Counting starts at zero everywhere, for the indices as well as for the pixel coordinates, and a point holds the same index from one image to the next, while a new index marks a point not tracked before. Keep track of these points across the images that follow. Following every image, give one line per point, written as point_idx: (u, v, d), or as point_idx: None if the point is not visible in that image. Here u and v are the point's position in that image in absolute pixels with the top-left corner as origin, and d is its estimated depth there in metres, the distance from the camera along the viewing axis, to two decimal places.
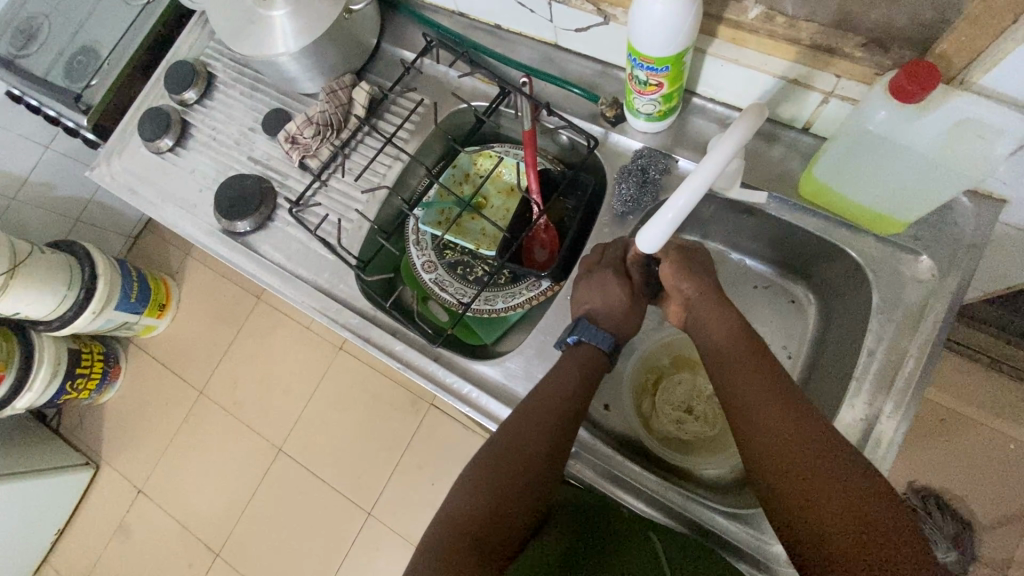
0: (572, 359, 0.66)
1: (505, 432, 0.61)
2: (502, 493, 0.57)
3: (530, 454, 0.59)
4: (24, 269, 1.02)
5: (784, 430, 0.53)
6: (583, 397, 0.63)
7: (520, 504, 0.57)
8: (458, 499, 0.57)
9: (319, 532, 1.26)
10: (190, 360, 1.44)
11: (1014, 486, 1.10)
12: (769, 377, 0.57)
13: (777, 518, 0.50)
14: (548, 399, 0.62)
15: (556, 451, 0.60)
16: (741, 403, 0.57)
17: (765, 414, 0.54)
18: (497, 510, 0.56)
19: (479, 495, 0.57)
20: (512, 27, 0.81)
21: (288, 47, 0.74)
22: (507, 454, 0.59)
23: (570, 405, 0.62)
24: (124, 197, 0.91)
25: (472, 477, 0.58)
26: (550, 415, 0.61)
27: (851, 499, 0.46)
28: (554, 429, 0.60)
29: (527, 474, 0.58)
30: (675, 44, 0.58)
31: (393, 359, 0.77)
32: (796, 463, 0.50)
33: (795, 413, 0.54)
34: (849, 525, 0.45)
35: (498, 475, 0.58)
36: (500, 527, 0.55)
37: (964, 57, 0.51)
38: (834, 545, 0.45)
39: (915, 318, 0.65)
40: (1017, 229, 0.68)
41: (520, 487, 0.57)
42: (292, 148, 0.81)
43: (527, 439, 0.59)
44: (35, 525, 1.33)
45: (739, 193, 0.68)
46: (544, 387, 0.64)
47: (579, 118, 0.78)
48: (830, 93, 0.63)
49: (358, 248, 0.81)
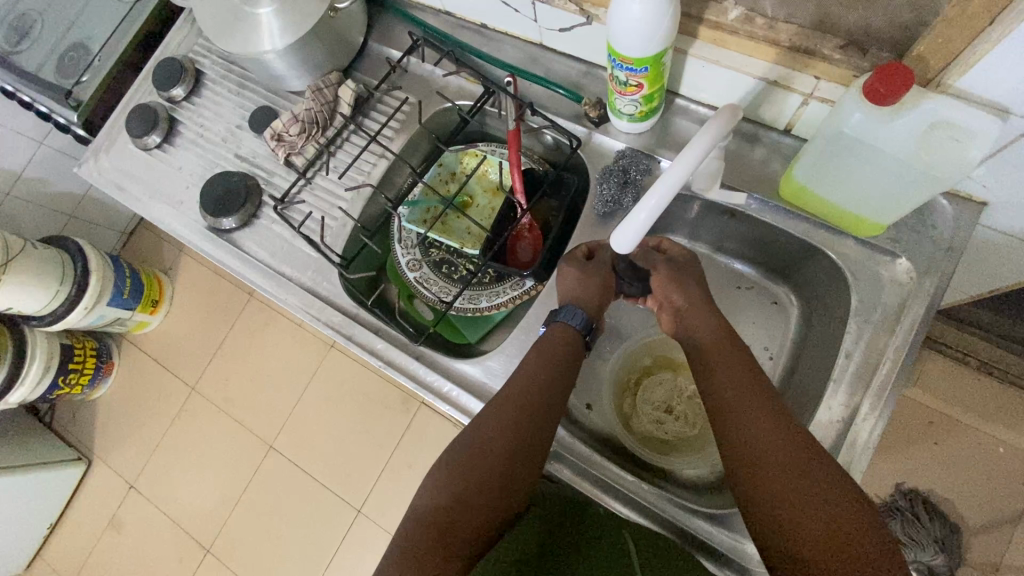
0: (542, 351, 0.65)
1: (474, 425, 0.61)
2: (467, 489, 0.56)
3: (496, 450, 0.58)
4: (18, 263, 1.02)
5: (763, 430, 0.53)
6: (549, 383, 0.62)
7: (486, 500, 0.56)
8: (428, 497, 0.57)
9: (308, 529, 1.27)
10: (183, 357, 1.44)
11: (1001, 489, 1.10)
12: (748, 378, 0.58)
13: (750, 517, 0.50)
14: (514, 389, 0.62)
15: (524, 448, 0.58)
16: (718, 403, 0.58)
17: (745, 414, 0.55)
18: (462, 504, 0.55)
19: (443, 493, 0.56)
20: (498, 26, 0.81)
21: (274, 45, 0.74)
22: (474, 450, 0.58)
23: (540, 398, 0.61)
24: (111, 193, 0.92)
25: (439, 475, 0.58)
26: (519, 410, 0.60)
27: (822, 500, 0.47)
28: (523, 424, 0.59)
29: (493, 470, 0.57)
30: (653, 45, 0.58)
31: (375, 357, 0.77)
32: (769, 463, 0.51)
33: (772, 414, 0.54)
34: (819, 525, 0.46)
35: (464, 472, 0.57)
36: (463, 524, 0.54)
37: (940, 60, 0.51)
38: (807, 544, 0.46)
39: (893, 320, 0.65)
40: (996, 232, 0.68)
41: (486, 483, 0.56)
42: (278, 146, 0.82)
43: (494, 435, 0.59)
44: (28, 519, 1.33)
45: (719, 195, 0.70)
46: (514, 381, 0.63)
47: (563, 118, 0.78)
48: (809, 95, 0.63)
49: (342, 246, 0.81)
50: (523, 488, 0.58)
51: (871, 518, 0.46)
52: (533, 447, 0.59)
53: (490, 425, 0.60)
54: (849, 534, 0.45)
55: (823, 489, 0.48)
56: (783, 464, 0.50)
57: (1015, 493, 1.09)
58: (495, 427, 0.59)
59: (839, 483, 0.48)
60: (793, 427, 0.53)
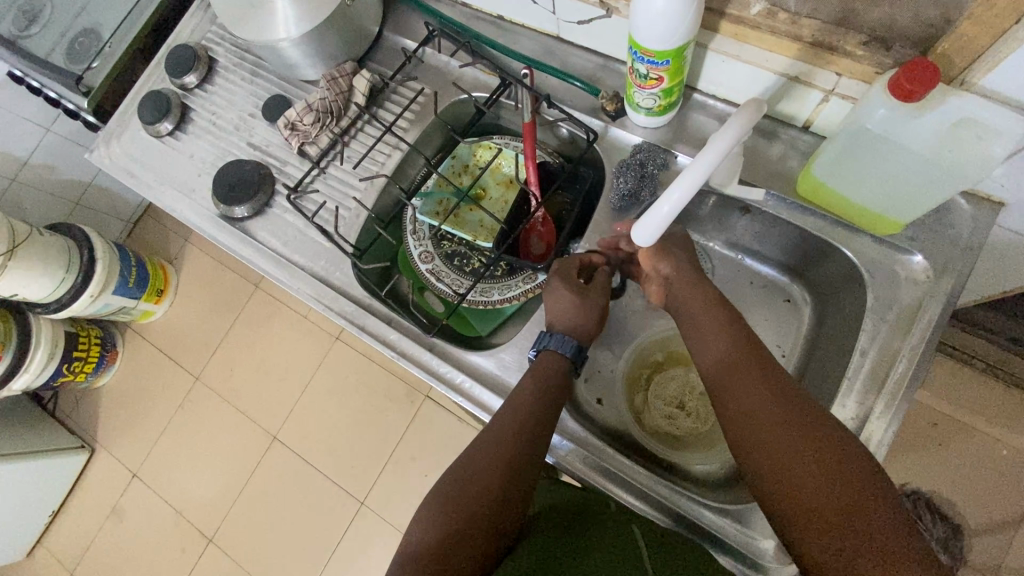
0: (538, 376, 0.65)
1: (470, 453, 0.60)
2: (462, 517, 0.55)
3: (492, 476, 0.57)
4: (25, 249, 1.01)
5: (769, 409, 0.52)
6: (541, 413, 0.62)
7: (478, 534, 0.55)
8: (420, 527, 0.56)
9: (310, 520, 1.27)
10: (188, 346, 1.44)
11: (1005, 491, 1.10)
12: (750, 355, 0.56)
13: (779, 525, 0.49)
14: (508, 417, 0.61)
15: (518, 479, 0.58)
16: (723, 382, 0.56)
17: (750, 390, 0.54)
18: (454, 533, 0.54)
19: (438, 521, 0.55)
20: (515, 18, 0.81)
21: (290, 33, 0.74)
22: (469, 476, 0.58)
23: (535, 427, 0.61)
24: (122, 180, 0.91)
25: (435, 503, 0.57)
26: (514, 437, 0.60)
27: (841, 482, 0.47)
28: (517, 456, 0.59)
29: (488, 498, 0.56)
30: (675, 38, 0.58)
31: (387, 348, 0.77)
32: (780, 445, 0.50)
33: (780, 395, 0.53)
34: (840, 508, 0.46)
35: (459, 499, 0.56)
36: (454, 557, 0.53)
37: (964, 58, 0.51)
38: (828, 525, 0.46)
39: (908, 321, 0.65)
40: (1012, 232, 0.68)
41: (481, 511, 0.56)
42: (291, 135, 0.81)
43: (492, 459, 0.58)
44: (30, 506, 1.33)
45: (738, 190, 0.68)
46: (510, 405, 0.63)
47: (579, 112, 0.78)
48: (830, 92, 0.63)
49: (355, 236, 0.81)
50: (514, 516, 0.58)
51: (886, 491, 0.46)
52: (528, 470, 0.59)
53: (487, 449, 0.59)
54: (872, 519, 0.45)
55: (843, 477, 0.47)
56: (794, 453, 0.49)
57: (1019, 496, 1.09)
58: (487, 454, 0.59)
59: (860, 472, 0.47)
60: (800, 413, 0.51)
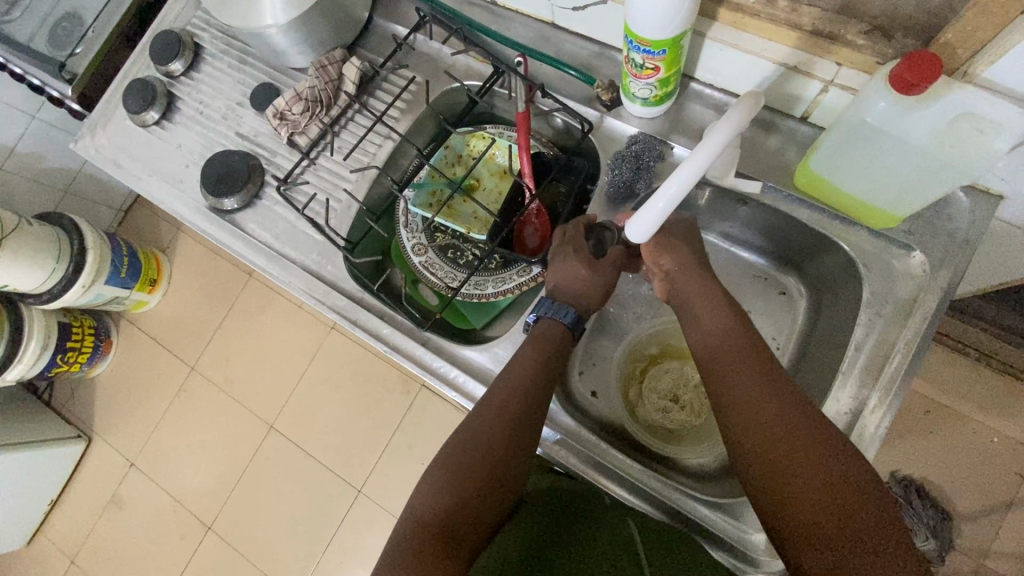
0: (534, 348, 0.64)
1: (467, 425, 0.59)
2: (466, 496, 0.54)
3: (495, 448, 0.57)
4: (13, 240, 1.00)
5: (767, 409, 0.51)
6: (537, 384, 0.61)
7: (484, 501, 0.55)
8: (424, 495, 0.55)
9: (308, 506, 1.27)
10: (182, 336, 1.43)
11: (997, 478, 1.11)
12: (754, 360, 0.55)
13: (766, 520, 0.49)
14: (507, 389, 0.61)
15: (518, 446, 0.58)
16: (724, 382, 0.55)
17: (750, 391, 0.53)
18: (462, 500, 0.54)
19: (440, 499, 0.54)
20: (508, 4, 0.79)
21: (276, 19, 0.72)
22: (471, 449, 0.57)
23: (531, 399, 0.60)
24: (107, 171, 0.89)
25: (438, 474, 0.56)
26: (511, 407, 0.59)
27: (832, 480, 0.46)
28: (515, 425, 0.58)
29: (491, 470, 0.56)
30: (673, 27, 0.56)
31: (381, 342, 0.76)
32: (778, 444, 0.49)
33: (781, 397, 0.52)
34: (821, 507, 0.45)
35: (463, 476, 0.55)
36: (461, 523, 0.53)
37: (968, 49, 0.49)
38: (813, 525, 0.45)
39: (905, 313, 0.65)
40: (1011, 223, 0.67)
41: (483, 483, 0.55)
42: (280, 124, 0.79)
43: (498, 436, 0.57)
44: (30, 494, 1.34)
45: (735, 181, 0.67)
46: (507, 379, 0.62)
47: (574, 101, 0.77)
48: (829, 82, 0.62)
49: (347, 230, 0.80)
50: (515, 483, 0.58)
51: (876, 495, 0.45)
52: (528, 441, 0.59)
53: (491, 426, 0.58)
54: (858, 517, 0.43)
55: (836, 474, 0.46)
56: (786, 451, 0.48)
57: (1011, 482, 1.10)
58: (488, 423, 0.58)
59: (854, 471, 0.46)
60: (803, 413, 0.50)
